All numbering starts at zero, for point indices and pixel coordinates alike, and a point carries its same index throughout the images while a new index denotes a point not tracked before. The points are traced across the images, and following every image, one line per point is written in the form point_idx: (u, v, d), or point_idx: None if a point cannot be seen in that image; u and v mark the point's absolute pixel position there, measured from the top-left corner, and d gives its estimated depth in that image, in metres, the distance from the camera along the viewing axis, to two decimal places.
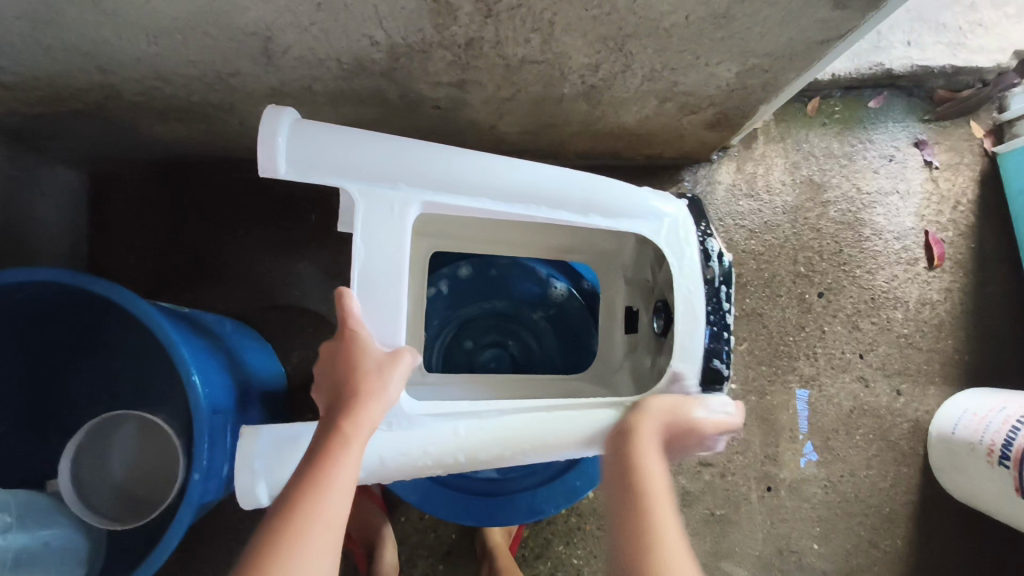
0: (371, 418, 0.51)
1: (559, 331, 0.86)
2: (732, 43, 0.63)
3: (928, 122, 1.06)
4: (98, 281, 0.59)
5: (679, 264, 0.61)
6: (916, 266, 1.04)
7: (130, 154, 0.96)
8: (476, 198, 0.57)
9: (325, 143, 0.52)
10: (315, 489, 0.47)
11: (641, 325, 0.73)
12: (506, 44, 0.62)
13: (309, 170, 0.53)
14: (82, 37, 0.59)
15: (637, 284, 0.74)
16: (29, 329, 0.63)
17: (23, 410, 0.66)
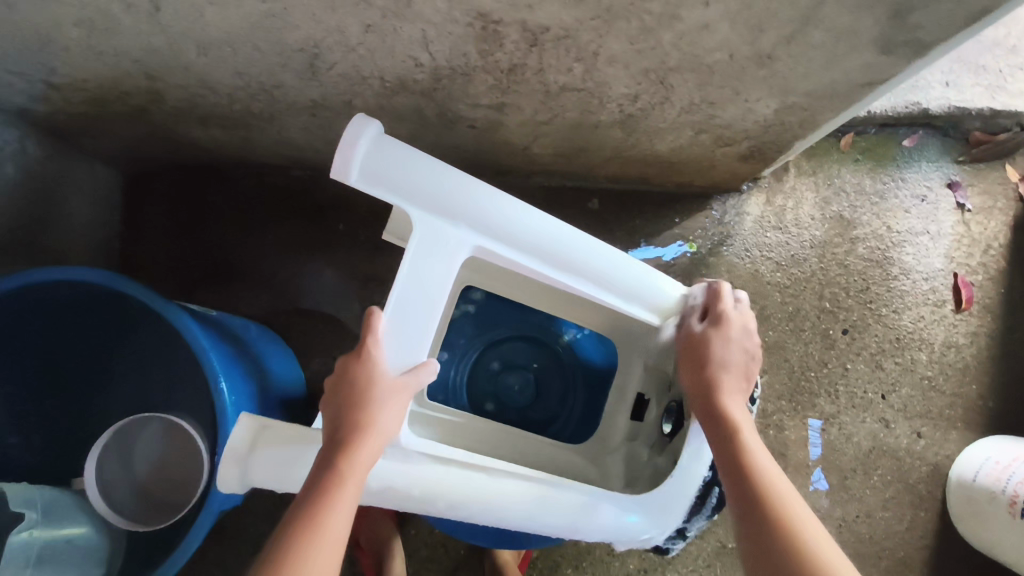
0: (370, 454, 0.50)
1: (581, 388, 0.81)
2: (775, 82, 0.63)
3: (962, 163, 1.05)
4: (130, 283, 0.61)
5: None
6: (943, 308, 1.02)
7: (167, 155, 0.97)
8: (517, 257, 0.58)
9: (399, 164, 0.53)
10: (308, 529, 0.46)
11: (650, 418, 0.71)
12: (548, 71, 0.62)
13: (375, 184, 0.53)
14: (134, 46, 0.60)
15: (655, 374, 0.71)
16: (63, 325, 0.65)
17: (47, 406, 0.67)
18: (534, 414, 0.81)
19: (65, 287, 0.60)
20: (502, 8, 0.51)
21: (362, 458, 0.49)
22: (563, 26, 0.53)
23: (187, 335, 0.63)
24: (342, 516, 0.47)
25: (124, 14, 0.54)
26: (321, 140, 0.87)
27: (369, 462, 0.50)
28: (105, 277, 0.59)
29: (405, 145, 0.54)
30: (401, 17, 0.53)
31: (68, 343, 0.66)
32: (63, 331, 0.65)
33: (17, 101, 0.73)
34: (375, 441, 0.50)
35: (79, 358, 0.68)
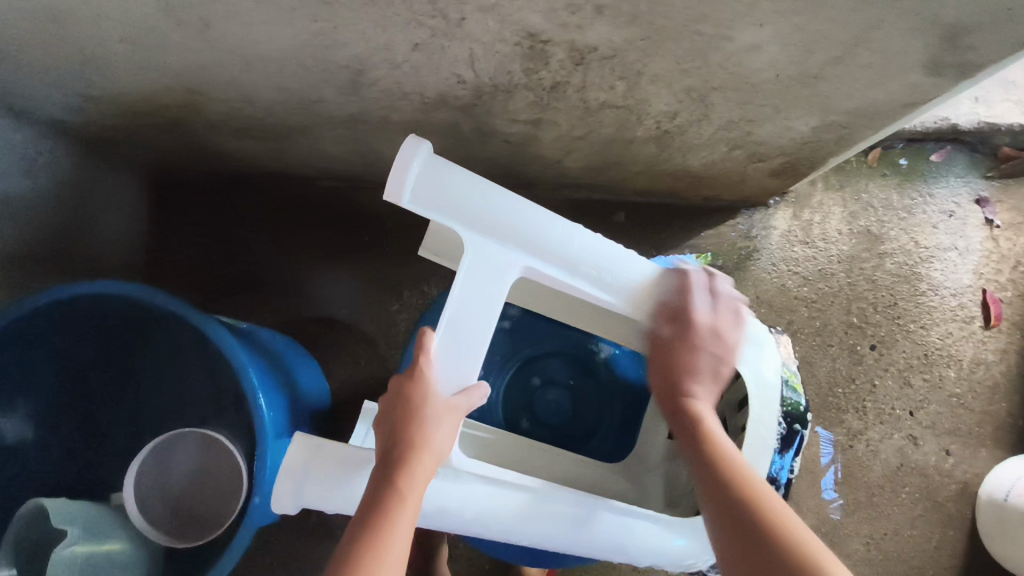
0: (424, 474, 0.50)
1: (619, 405, 0.80)
2: (816, 101, 0.63)
3: (990, 179, 1.04)
4: (166, 295, 0.61)
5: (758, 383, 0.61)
6: (972, 325, 1.01)
7: (196, 166, 0.97)
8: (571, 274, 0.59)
9: (452, 185, 0.54)
10: (371, 549, 0.45)
11: None
12: (590, 89, 0.62)
13: (430, 205, 0.54)
14: (179, 60, 0.60)
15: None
16: (100, 339, 0.66)
17: (80, 418, 0.68)
18: (571, 429, 0.81)
19: (103, 300, 0.61)
20: (553, 28, 0.50)
21: (418, 478, 0.49)
22: (611, 46, 0.53)
23: (224, 347, 0.63)
24: (401, 537, 0.47)
25: (173, 31, 0.54)
26: (352, 152, 0.87)
27: (424, 482, 0.50)
28: (141, 291, 0.60)
29: (457, 165, 0.55)
30: (451, 37, 0.53)
31: (104, 354, 0.67)
32: (100, 342, 0.66)
33: (54, 114, 0.73)
34: (428, 459, 0.50)
35: (114, 370, 0.69)
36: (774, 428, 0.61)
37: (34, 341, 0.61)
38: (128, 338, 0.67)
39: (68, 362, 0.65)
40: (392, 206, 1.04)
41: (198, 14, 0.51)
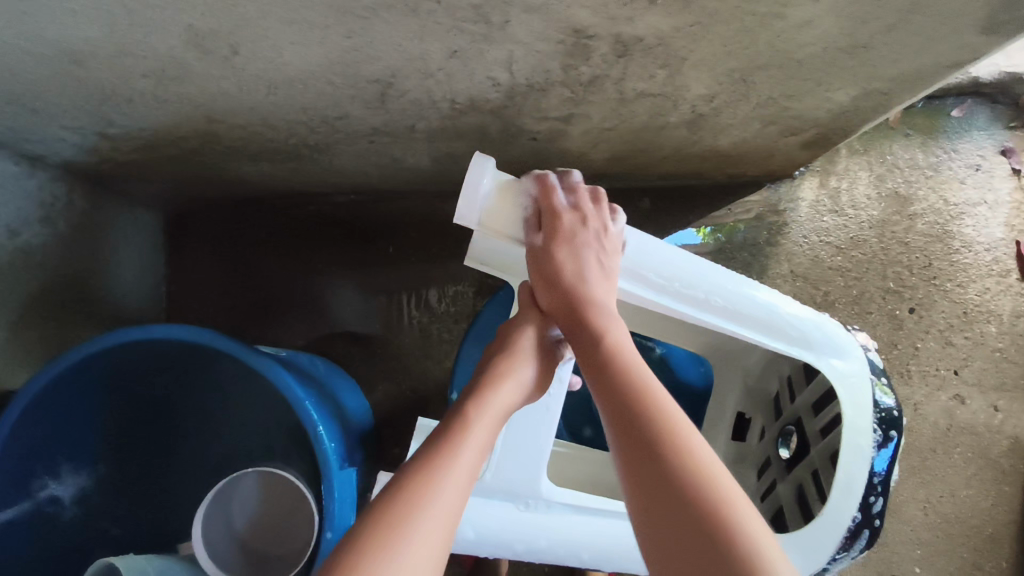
0: (498, 415, 0.52)
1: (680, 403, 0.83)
2: (861, 70, 0.61)
3: (1014, 129, 1.03)
4: (194, 329, 0.60)
5: (852, 409, 0.59)
6: (1009, 278, 1.01)
7: (208, 194, 0.94)
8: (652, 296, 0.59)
9: (521, 206, 0.57)
10: (457, 429, 0.49)
11: (755, 438, 0.74)
12: (628, 80, 0.60)
13: (499, 226, 0.57)
14: (201, 90, 0.57)
15: (759, 396, 0.74)
16: (145, 381, 0.66)
17: (133, 464, 0.69)
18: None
19: (132, 346, 0.61)
20: (601, 22, 0.48)
21: (490, 418, 0.51)
22: (658, 35, 0.51)
23: (269, 375, 0.61)
24: (471, 460, 0.47)
25: (199, 60, 0.51)
26: (371, 165, 0.84)
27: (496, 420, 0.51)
28: (167, 330, 0.59)
29: (524, 185, 0.57)
30: (491, 40, 0.50)
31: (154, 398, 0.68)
32: (145, 385, 0.67)
33: (66, 155, 0.70)
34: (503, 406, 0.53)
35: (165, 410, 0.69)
36: (872, 435, 0.59)
37: (76, 396, 0.62)
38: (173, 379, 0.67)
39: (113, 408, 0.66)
40: (413, 215, 1.02)
41: (226, 42, 0.48)
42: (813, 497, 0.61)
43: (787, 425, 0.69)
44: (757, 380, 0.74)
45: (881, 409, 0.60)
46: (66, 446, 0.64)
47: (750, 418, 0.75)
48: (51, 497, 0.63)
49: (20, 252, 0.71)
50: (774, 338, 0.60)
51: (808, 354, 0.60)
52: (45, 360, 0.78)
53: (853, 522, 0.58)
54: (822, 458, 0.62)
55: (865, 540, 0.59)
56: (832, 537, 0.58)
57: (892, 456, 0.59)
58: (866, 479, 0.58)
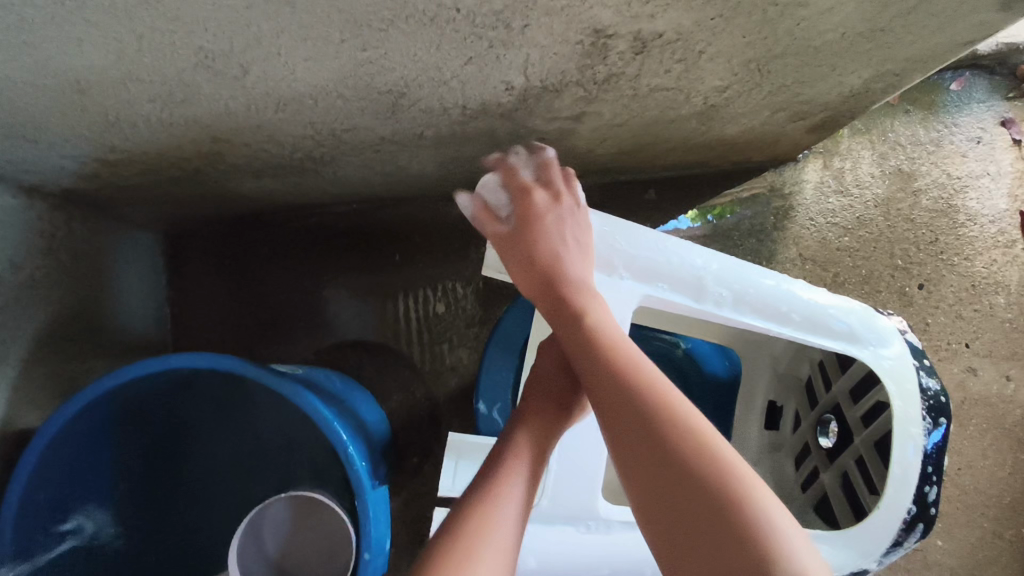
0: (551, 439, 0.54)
1: (711, 402, 0.81)
2: (877, 53, 0.60)
3: (1012, 100, 1.03)
4: (215, 356, 0.58)
5: (902, 399, 0.57)
6: (1014, 248, 1.01)
7: (208, 213, 0.92)
8: (690, 304, 0.59)
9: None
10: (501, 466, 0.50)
11: (788, 425, 0.73)
12: (644, 76, 0.59)
13: None
14: (208, 112, 0.55)
15: (791, 382, 0.73)
16: (165, 409, 0.65)
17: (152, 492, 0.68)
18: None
19: (150, 379, 0.59)
20: (623, 21, 0.47)
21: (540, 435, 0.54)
22: (678, 30, 0.50)
23: (294, 397, 0.60)
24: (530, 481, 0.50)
25: (207, 82, 0.49)
26: (376, 174, 0.82)
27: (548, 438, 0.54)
28: (186, 359, 0.58)
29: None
30: (508, 44, 0.49)
31: (173, 424, 0.67)
32: (164, 414, 0.65)
33: (65, 183, 0.68)
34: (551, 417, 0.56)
35: (186, 434, 0.69)
36: (921, 423, 0.57)
37: (97, 433, 0.60)
38: (191, 404, 0.66)
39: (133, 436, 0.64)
40: (418, 220, 1.00)
41: (237, 61, 0.46)
42: (863, 490, 0.61)
43: (825, 413, 0.67)
44: (787, 367, 0.73)
45: (928, 395, 0.58)
46: (96, 482, 0.63)
47: (782, 404, 0.74)
48: (85, 535, 0.63)
49: (25, 287, 0.69)
50: (816, 334, 0.60)
51: (850, 345, 0.60)
52: (57, 394, 0.76)
53: (908, 514, 0.57)
54: (868, 446, 0.61)
55: (922, 532, 0.57)
56: (887, 535, 0.57)
57: (942, 442, 0.58)
58: (919, 467, 0.57)
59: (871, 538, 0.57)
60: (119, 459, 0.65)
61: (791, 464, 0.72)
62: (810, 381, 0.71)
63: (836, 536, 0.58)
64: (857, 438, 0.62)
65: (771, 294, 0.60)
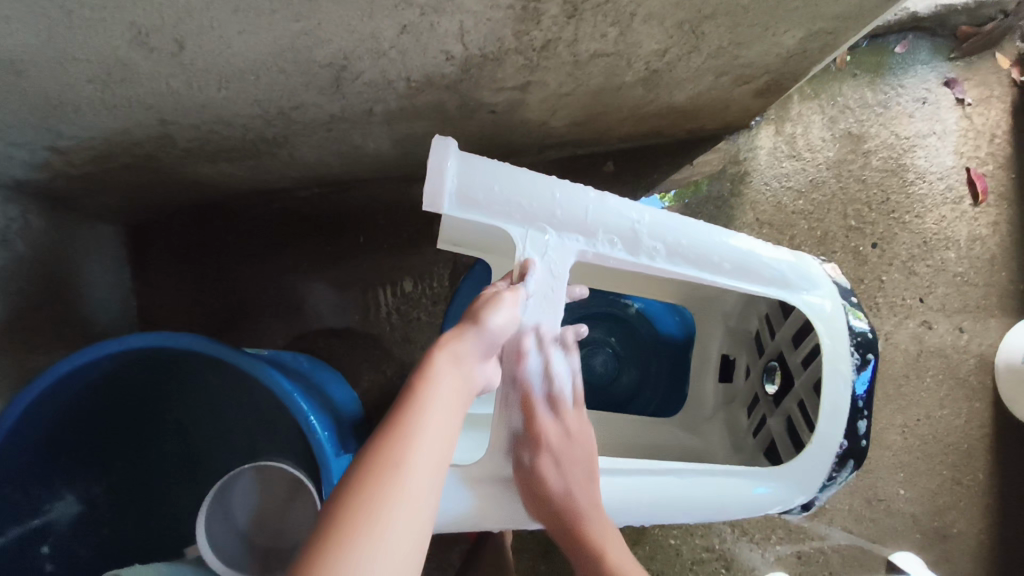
0: (462, 386, 0.48)
1: (664, 360, 0.85)
2: (806, 11, 0.63)
3: (954, 60, 1.06)
4: (170, 336, 0.59)
5: (832, 340, 0.62)
6: (962, 204, 1.04)
7: (168, 203, 0.93)
8: (629, 258, 0.60)
9: (487, 179, 0.55)
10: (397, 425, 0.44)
11: (739, 376, 0.76)
12: (581, 41, 0.61)
13: (468, 206, 0.55)
14: (150, 92, 0.56)
15: (740, 336, 0.77)
16: (128, 391, 0.66)
17: (118, 474, 0.69)
18: (618, 390, 0.87)
19: (109, 362, 0.60)
20: None
21: (455, 380, 0.48)
22: None
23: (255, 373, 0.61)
24: (434, 443, 0.44)
25: (145, 59, 0.50)
26: (333, 155, 0.83)
27: (457, 384, 0.48)
28: (143, 340, 0.58)
29: (483, 158, 0.56)
30: (440, 11, 0.50)
31: (135, 403, 0.68)
32: (128, 396, 0.66)
33: (17, 174, 0.68)
34: (461, 357, 0.49)
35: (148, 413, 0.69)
36: (850, 358, 0.62)
37: (60, 415, 0.61)
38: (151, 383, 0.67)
39: (99, 419, 0.65)
40: (380, 201, 1.01)
41: (171, 36, 0.47)
42: (802, 427, 0.64)
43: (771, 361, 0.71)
44: (737, 322, 0.77)
45: (857, 334, 0.63)
46: (57, 460, 0.64)
47: (734, 357, 0.77)
48: (46, 514, 0.64)
49: None
50: (752, 280, 0.63)
51: (786, 291, 0.63)
52: (23, 386, 0.76)
53: (841, 449, 0.61)
54: (807, 388, 0.64)
55: (854, 465, 0.62)
56: (822, 470, 0.62)
57: (872, 377, 0.62)
58: (849, 402, 0.61)
59: (808, 473, 0.61)
60: (85, 443, 0.66)
61: (743, 414, 0.75)
62: (757, 334, 0.75)
63: (776, 471, 0.61)
64: (798, 381, 0.66)
65: (710, 245, 0.62)
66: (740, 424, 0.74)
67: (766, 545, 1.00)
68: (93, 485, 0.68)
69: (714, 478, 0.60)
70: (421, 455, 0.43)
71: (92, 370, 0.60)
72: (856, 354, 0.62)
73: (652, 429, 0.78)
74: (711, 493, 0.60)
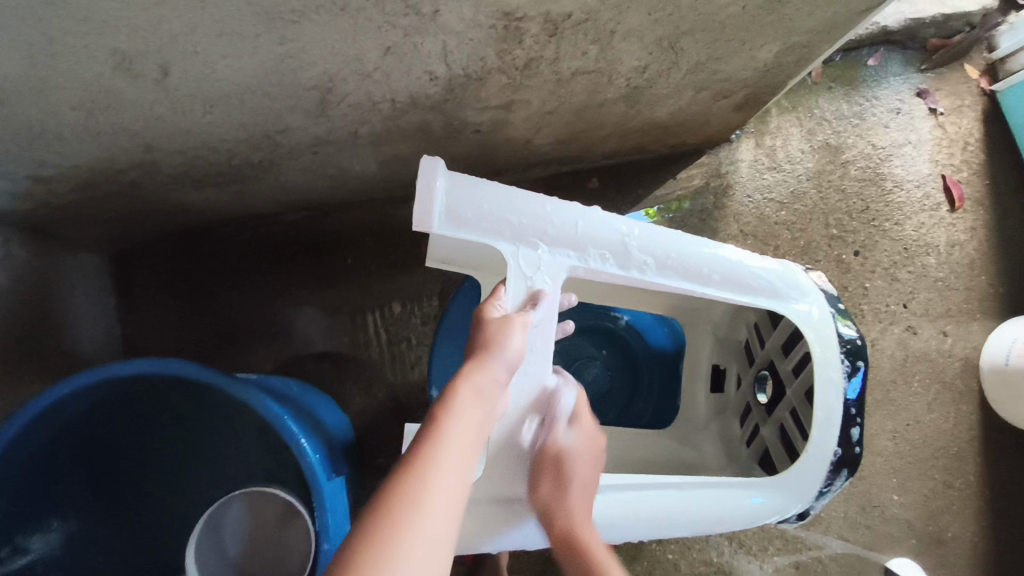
0: (483, 416, 0.50)
1: (655, 371, 0.85)
2: (780, 25, 0.64)
3: (925, 71, 1.09)
4: (154, 362, 0.59)
5: (823, 348, 0.62)
6: (939, 211, 1.07)
7: (153, 230, 0.92)
8: (619, 272, 0.61)
9: (476, 198, 0.56)
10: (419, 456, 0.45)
11: (730, 386, 0.77)
12: (563, 59, 0.62)
13: (457, 225, 0.55)
14: (134, 118, 0.56)
15: (730, 345, 0.77)
16: (114, 421, 0.64)
17: (104, 506, 0.68)
18: (611, 403, 0.86)
19: (92, 393, 0.59)
20: (529, 3, 0.49)
21: (475, 413, 0.49)
22: (585, 10, 0.52)
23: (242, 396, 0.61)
24: (453, 475, 0.45)
25: (129, 85, 0.50)
26: (319, 178, 0.83)
27: (476, 416, 0.49)
28: (125, 367, 0.58)
29: (471, 178, 0.56)
30: (424, 32, 0.51)
31: (123, 434, 0.66)
32: (115, 425, 0.65)
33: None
34: (482, 388, 0.50)
35: (137, 443, 0.68)
36: (841, 366, 0.62)
37: (45, 451, 0.59)
38: (138, 414, 0.66)
39: (85, 450, 0.64)
40: (367, 223, 1.01)
41: (156, 61, 0.47)
42: (796, 435, 0.64)
43: (762, 371, 0.71)
44: (726, 332, 0.77)
45: (847, 340, 0.64)
46: (43, 497, 0.61)
47: (725, 367, 0.77)
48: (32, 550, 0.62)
49: None
50: (740, 290, 0.64)
51: (777, 300, 0.64)
52: (5, 419, 0.75)
53: (835, 456, 0.61)
54: (799, 397, 0.65)
55: (847, 472, 0.62)
56: (817, 479, 0.62)
57: (861, 384, 0.63)
58: (842, 410, 0.61)
59: (803, 482, 0.61)
60: (72, 476, 0.64)
61: (736, 423, 0.75)
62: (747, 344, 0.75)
63: (771, 481, 0.61)
64: (790, 390, 0.66)
65: (698, 257, 0.63)
66: (734, 435, 0.74)
67: (763, 557, 1.00)
68: (81, 520, 0.66)
69: (709, 490, 0.60)
70: (442, 485, 0.44)
71: (76, 402, 0.59)
72: (846, 361, 0.63)
73: (646, 442, 0.78)
74: (706, 504, 0.60)
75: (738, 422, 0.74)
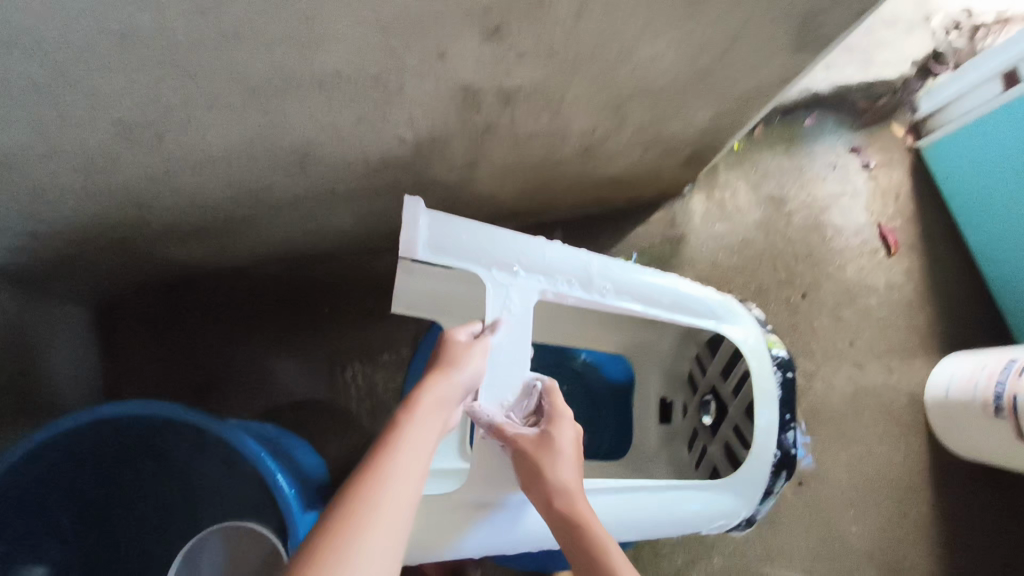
0: (441, 425, 0.52)
1: (610, 405, 0.89)
2: (710, 93, 0.73)
3: (857, 130, 1.20)
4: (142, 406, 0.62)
5: (761, 365, 0.70)
6: (877, 255, 1.16)
7: (139, 283, 0.96)
8: (582, 297, 0.67)
9: (454, 230, 0.61)
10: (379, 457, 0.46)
11: (677, 415, 0.84)
12: (519, 124, 0.69)
13: (439, 253, 0.60)
14: (130, 179, 0.62)
15: (675, 377, 0.85)
16: (99, 462, 0.68)
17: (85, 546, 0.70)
18: None
19: (76, 434, 0.63)
20: (484, 77, 0.57)
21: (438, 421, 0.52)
22: (534, 82, 0.60)
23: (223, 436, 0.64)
24: (414, 461, 0.47)
25: (128, 151, 0.56)
26: (299, 231, 0.89)
27: (437, 424, 0.52)
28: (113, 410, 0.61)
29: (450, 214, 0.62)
30: (393, 103, 0.58)
31: (106, 474, 0.69)
32: (99, 467, 0.68)
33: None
34: (441, 400, 0.53)
35: (117, 487, 0.71)
36: (772, 377, 0.70)
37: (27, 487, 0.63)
38: (122, 455, 0.68)
39: (70, 489, 0.68)
40: (345, 273, 1.06)
41: (153, 130, 0.54)
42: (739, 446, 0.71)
43: (705, 396, 0.79)
44: (671, 365, 0.85)
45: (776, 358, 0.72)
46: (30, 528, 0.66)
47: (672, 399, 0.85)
48: None
49: None
50: (687, 312, 0.71)
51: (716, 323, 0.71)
52: None
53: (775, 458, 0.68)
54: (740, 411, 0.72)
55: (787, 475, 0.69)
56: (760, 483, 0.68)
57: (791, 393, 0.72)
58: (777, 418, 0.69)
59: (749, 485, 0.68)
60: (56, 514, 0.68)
61: (684, 448, 0.82)
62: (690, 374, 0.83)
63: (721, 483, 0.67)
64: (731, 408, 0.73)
65: (649, 284, 0.70)
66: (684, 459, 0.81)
67: None
68: (64, 555, 0.69)
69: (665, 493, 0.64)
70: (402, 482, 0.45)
71: (60, 443, 0.62)
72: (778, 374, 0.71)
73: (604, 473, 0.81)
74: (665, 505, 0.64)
75: (686, 447, 0.81)
